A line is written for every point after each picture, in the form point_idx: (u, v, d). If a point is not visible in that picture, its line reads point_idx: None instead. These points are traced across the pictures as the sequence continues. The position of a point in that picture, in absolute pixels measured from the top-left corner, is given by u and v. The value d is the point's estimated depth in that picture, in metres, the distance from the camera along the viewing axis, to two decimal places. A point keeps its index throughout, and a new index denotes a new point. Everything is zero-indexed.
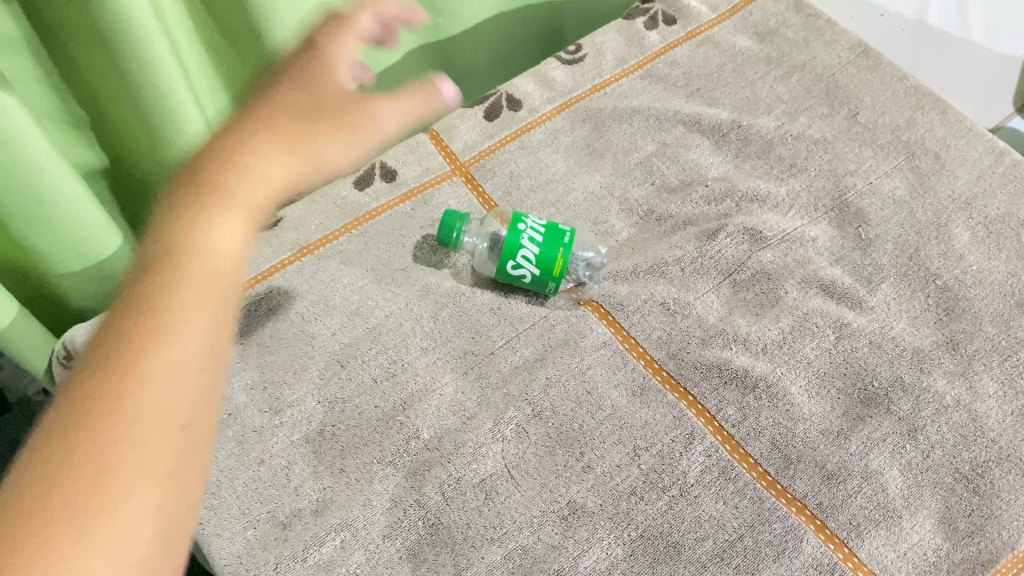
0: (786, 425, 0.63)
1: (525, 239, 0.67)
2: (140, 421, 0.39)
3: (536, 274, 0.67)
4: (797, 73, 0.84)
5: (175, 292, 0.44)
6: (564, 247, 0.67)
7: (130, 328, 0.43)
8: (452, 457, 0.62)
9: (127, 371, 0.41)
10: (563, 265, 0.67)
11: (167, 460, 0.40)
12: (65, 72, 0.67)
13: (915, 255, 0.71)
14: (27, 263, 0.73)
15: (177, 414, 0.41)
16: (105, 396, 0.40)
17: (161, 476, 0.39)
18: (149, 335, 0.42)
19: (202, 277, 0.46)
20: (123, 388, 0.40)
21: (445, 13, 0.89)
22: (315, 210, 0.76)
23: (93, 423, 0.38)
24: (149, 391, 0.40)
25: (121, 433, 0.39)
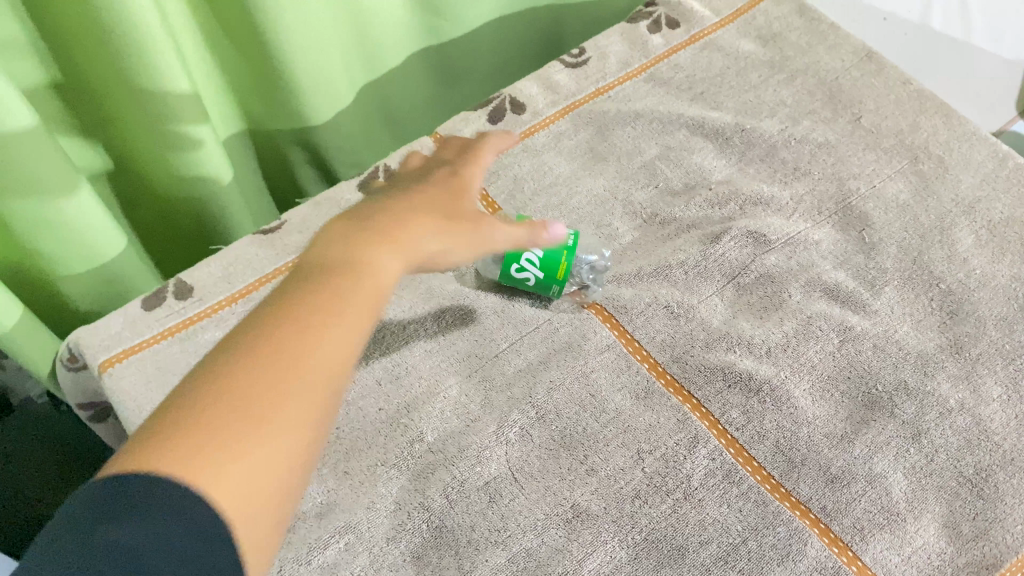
0: (790, 428, 0.63)
1: (528, 243, 0.67)
2: (296, 396, 0.37)
3: (540, 277, 0.68)
4: (800, 77, 0.84)
5: (343, 292, 0.41)
6: (568, 250, 0.67)
7: (307, 299, 0.40)
8: (456, 460, 0.62)
9: (293, 344, 0.38)
10: (567, 268, 0.67)
11: (304, 438, 0.37)
12: (67, 74, 0.67)
13: (918, 259, 0.71)
14: (30, 266, 0.73)
15: (326, 402, 0.38)
16: (278, 356, 0.38)
17: (294, 451, 0.37)
18: (321, 316, 0.40)
19: (362, 280, 0.42)
20: (289, 360, 0.38)
21: (448, 16, 0.89)
22: (319, 213, 0.76)
23: (256, 374, 0.37)
24: (312, 376, 0.38)
25: (275, 396, 0.36)
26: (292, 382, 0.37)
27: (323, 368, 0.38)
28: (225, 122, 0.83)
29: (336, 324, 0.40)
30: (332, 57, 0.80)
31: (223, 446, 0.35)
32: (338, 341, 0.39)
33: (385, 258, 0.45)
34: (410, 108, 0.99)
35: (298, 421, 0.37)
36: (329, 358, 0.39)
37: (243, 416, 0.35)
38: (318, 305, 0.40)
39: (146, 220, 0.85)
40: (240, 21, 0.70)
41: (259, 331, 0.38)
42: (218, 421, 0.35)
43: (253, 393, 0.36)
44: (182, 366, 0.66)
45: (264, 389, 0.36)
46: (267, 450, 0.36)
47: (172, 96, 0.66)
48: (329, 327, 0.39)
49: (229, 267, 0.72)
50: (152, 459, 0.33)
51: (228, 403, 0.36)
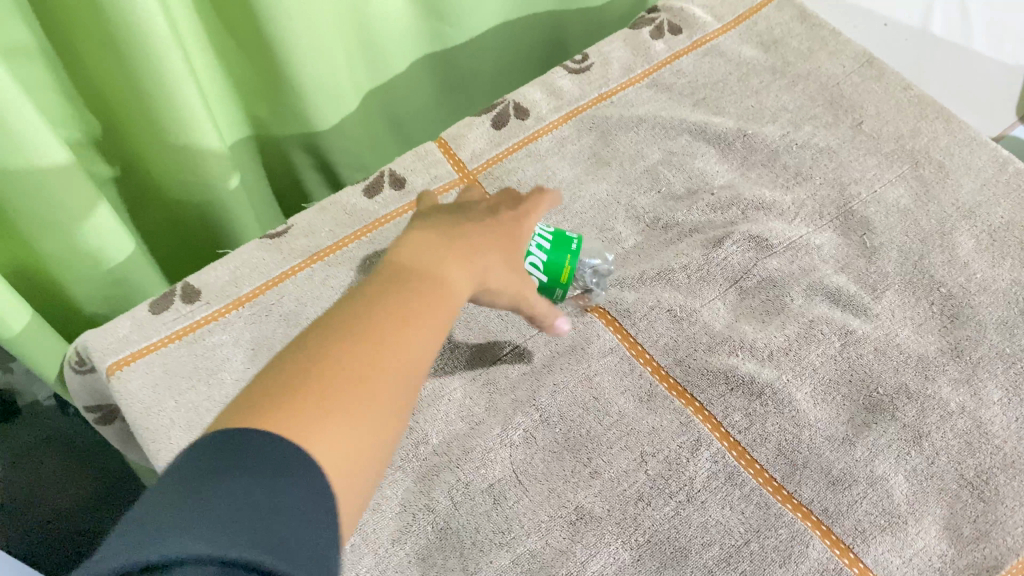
0: (791, 431, 0.63)
1: (532, 246, 0.66)
2: (381, 384, 0.40)
3: (543, 281, 0.67)
4: (802, 82, 0.85)
5: (431, 304, 0.45)
6: (572, 253, 0.67)
7: (393, 301, 0.44)
8: (461, 462, 0.62)
9: (380, 338, 0.41)
10: (571, 271, 0.67)
11: (384, 427, 0.40)
12: (77, 79, 0.67)
13: (919, 263, 0.72)
14: (39, 269, 0.73)
15: (404, 397, 0.41)
16: (365, 345, 0.41)
17: (375, 437, 0.39)
18: (401, 317, 0.43)
19: (438, 296, 0.46)
20: (375, 348, 0.41)
21: (453, 22, 0.89)
22: (325, 218, 0.77)
23: (352, 356, 0.40)
24: (393, 367, 0.41)
25: (365, 384, 0.39)
26: (379, 369, 0.40)
27: (401, 362, 0.41)
28: (232, 127, 0.84)
29: (418, 325, 0.43)
30: (337, 63, 0.80)
31: (319, 410, 0.37)
32: (419, 344, 0.43)
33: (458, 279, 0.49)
34: (415, 113, 1.00)
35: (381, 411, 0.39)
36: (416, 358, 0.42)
37: (344, 389, 0.39)
38: (401, 306, 0.43)
39: (153, 224, 0.86)
40: (249, 28, 0.71)
41: (350, 322, 0.42)
42: (321, 387, 0.38)
43: (343, 376, 0.39)
44: (190, 369, 0.67)
45: (354, 372, 0.39)
46: (356, 429, 0.38)
47: (181, 102, 0.67)
48: (418, 328, 0.43)
49: (236, 270, 0.72)
50: (267, 417, 0.36)
51: (326, 377, 0.39)
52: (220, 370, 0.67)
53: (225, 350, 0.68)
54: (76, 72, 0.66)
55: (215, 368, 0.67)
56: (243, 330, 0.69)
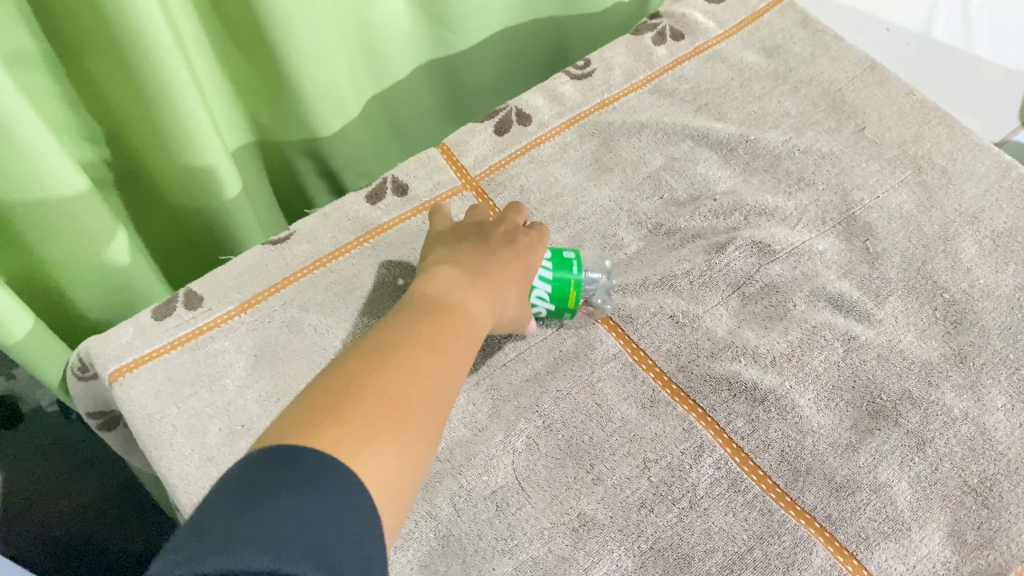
0: (794, 438, 0.63)
1: (535, 279, 0.65)
2: (419, 409, 0.44)
3: (552, 309, 0.67)
4: (804, 88, 0.85)
5: (459, 340, 0.50)
6: (576, 276, 0.66)
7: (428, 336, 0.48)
8: (463, 469, 0.62)
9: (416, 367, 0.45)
10: (577, 295, 0.66)
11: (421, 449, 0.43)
12: (79, 86, 0.67)
13: (922, 268, 0.72)
14: (41, 275, 0.73)
15: (437, 423, 0.45)
16: (402, 373, 0.45)
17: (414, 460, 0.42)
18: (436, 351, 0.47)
19: (464, 332, 0.51)
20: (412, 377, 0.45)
21: (456, 29, 0.89)
22: (327, 224, 0.77)
23: (394, 384, 0.44)
24: (429, 394, 0.45)
25: (405, 411, 0.43)
26: (417, 396, 0.44)
27: (434, 390, 0.45)
28: (235, 133, 0.84)
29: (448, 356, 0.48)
30: (340, 69, 0.80)
31: (370, 433, 0.41)
32: (449, 375, 0.47)
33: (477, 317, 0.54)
34: (417, 119, 1.00)
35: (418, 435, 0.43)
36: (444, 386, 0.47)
37: (385, 415, 0.42)
38: (432, 341, 0.48)
39: (156, 231, 0.86)
40: (251, 35, 0.71)
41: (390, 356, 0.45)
42: (367, 409, 0.42)
43: (387, 401, 0.43)
44: (192, 376, 0.67)
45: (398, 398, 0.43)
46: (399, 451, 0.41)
47: (184, 109, 0.67)
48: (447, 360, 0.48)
49: (238, 277, 0.73)
50: (321, 438, 0.39)
51: (371, 402, 0.42)
52: (222, 377, 0.67)
53: (227, 356, 0.68)
54: (79, 79, 0.66)
55: (218, 374, 0.67)
56: (245, 336, 0.69)
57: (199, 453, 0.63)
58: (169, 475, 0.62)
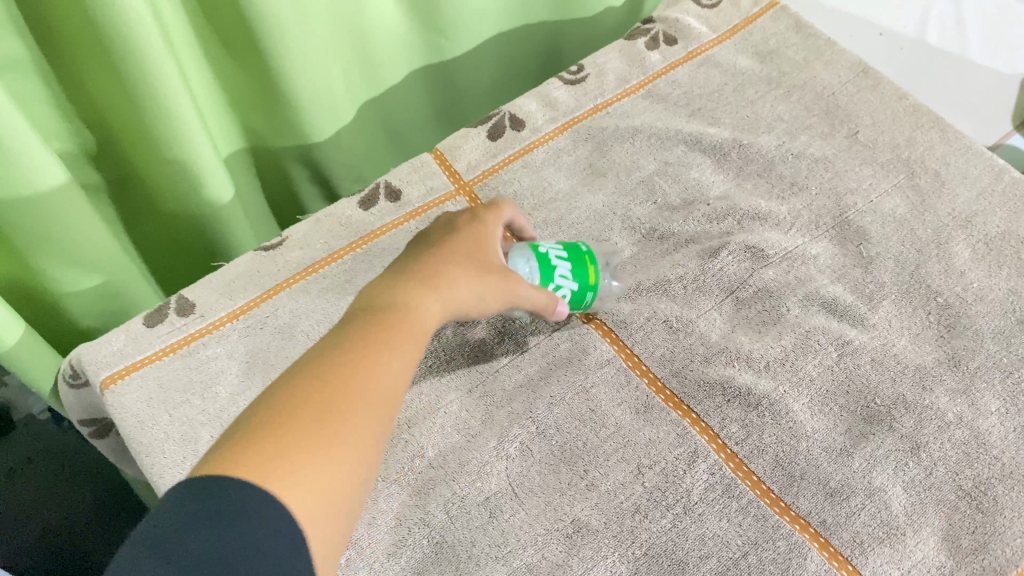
0: (789, 443, 0.63)
1: (554, 258, 0.66)
2: (351, 417, 0.43)
3: (575, 290, 0.66)
4: (797, 93, 0.85)
5: (402, 339, 0.49)
6: (589, 257, 0.68)
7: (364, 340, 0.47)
8: (456, 476, 0.62)
9: (347, 375, 0.44)
10: (595, 273, 0.68)
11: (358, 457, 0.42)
12: (71, 94, 0.67)
13: (916, 272, 0.72)
14: (32, 284, 0.73)
15: (378, 429, 0.44)
16: (332, 383, 0.44)
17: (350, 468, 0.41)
18: (373, 354, 0.46)
19: (407, 330, 0.50)
20: (343, 385, 0.44)
21: (450, 35, 0.89)
22: (320, 230, 0.76)
23: (324, 395, 0.43)
24: (365, 401, 0.44)
25: (335, 421, 0.42)
26: (349, 403, 0.43)
27: (371, 395, 0.44)
28: (228, 139, 0.84)
29: (385, 358, 0.47)
30: (333, 75, 0.80)
31: (299, 452, 0.39)
32: (388, 379, 0.46)
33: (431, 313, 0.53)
34: (410, 124, 1.00)
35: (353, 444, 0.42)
36: (384, 390, 0.45)
37: (314, 430, 0.41)
38: (367, 345, 0.47)
39: (148, 237, 0.86)
40: (244, 40, 0.71)
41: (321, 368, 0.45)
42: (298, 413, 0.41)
43: (314, 414, 0.41)
44: (184, 383, 0.67)
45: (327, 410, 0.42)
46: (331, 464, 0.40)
47: (176, 116, 0.67)
48: (385, 362, 0.47)
49: (230, 283, 0.72)
50: (244, 465, 0.38)
51: (299, 417, 0.41)
52: (215, 384, 0.67)
53: (219, 363, 0.68)
54: (71, 87, 0.66)
55: (210, 381, 0.67)
56: (238, 343, 0.69)
57: (191, 460, 0.63)
58: (160, 483, 0.62)
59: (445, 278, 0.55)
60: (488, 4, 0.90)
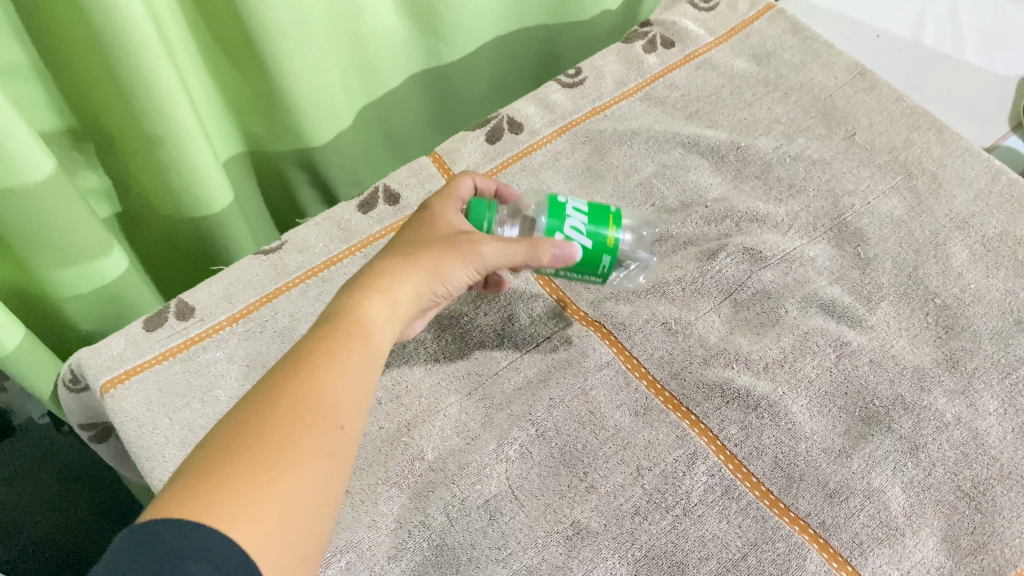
0: (788, 444, 0.63)
1: (570, 210, 0.60)
2: (297, 434, 0.43)
3: (587, 247, 0.59)
4: (795, 95, 0.85)
5: (347, 346, 0.50)
6: (615, 218, 0.60)
7: (307, 358, 0.48)
8: (456, 478, 0.62)
9: (292, 394, 0.45)
10: (618, 235, 0.60)
11: (312, 474, 0.43)
12: (70, 98, 0.67)
13: (913, 273, 0.72)
14: (31, 288, 0.73)
15: (329, 442, 0.45)
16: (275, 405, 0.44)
17: (304, 485, 0.42)
18: (316, 370, 0.47)
19: (353, 337, 0.50)
20: (288, 405, 0.44)
21: (447, 39, 0.89)
22: (319, 233, 0.77)
23: (272, 420, 0.43)
24: (311, 417, 0.45)
25: (282, 442, 0.42)
26: (296, 422, 0.44)
27: (317, 410, 0.45)
28: (226, 143, 0.84)
29: (330, 372, 0.47)
30: (330, 80, 0.81)
31: (248, 480, 0.40)
32: (336, 391, 0.47)
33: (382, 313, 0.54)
34: (408, 128, 1.00)
35: (304, 462, 0.42)
36: (333, 402, 0.46)
37: (265, 457, 0.41)
38: (314, 367, 0.47)
39: (147, 241, 0.86)
40: (241, 46, 0.71)
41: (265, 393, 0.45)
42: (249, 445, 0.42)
43: (262, 440, 0.42)
44: (184, 387, 0.67)
45: (274, 433, 0.43)
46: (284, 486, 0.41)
47: (173, 121, 0.67)
48: (331, 376, 0.47)
49: (229, 287, 0.72)
50: (195, 501, 0.38)
51: (251, 448, 0.42)
52: (214, 388, 0.67)
53: (219, 366, 0.68)
54: (69, 91, 0.66)
55: (209, 385, 0.67)
56: (237, 346, 0.69)
57: None
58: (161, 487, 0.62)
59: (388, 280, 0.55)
60: (486, 8, 0.90)
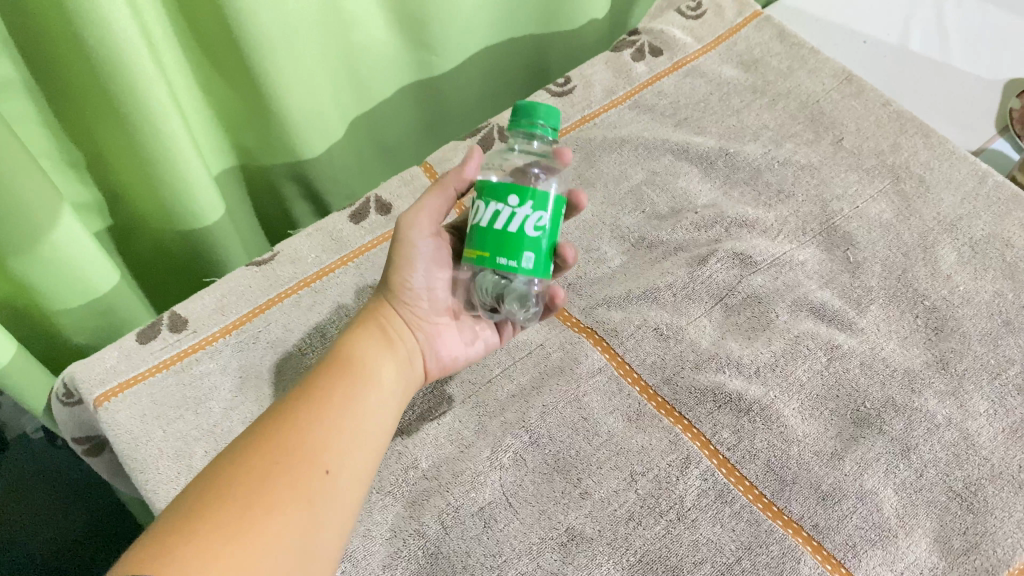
0: (780, 447, 0.63)
1: (521, 210, 0.52)
2: (276, 480, 0.47)
3: (479, 225, 0.53)
4: (782, 101, 0.86)
5: (327, 389, 0.54)
6: (507, 265, 0.52)
7: (289, 406, 0.52)
8: (451, 486, 0.62)
9: (276, 441, 0.49)
10: (484, 261, 0.53)
11: (289, 518, 0.45)
12: (60, 113, 0.67)
13: (902, 276, 0.73)
14: (24, 302, 0.73)
15: (309, 486, 0.48)
16: (260, 452, 0.48)
17: (280, 527, 0.45)
18: (297, 418, 0.51)
19: (333, 387, 0.54)
20: (270, 452, 0.48)
21: (438, 51, 0.90)
22: (311, 244, 0.77)
23: (252, 470, 0.47)
24: (291, 462, 0.48)
25: (260, 487, 0.46)
26: (275, 469, 0.47)
27: (298, 456, 0.49)
28: (219, 157, 0.85)
29: (310, 417, 0.51)
30: (322, 92, 0.81)
31: (227, 523, 0.43)
32: (315, 439, 0.50)
33: (366, 349, 0.59)
34: (400, 140, 1.01)
35: (280, 507, 0.45)
36: (314, 447, 0.50)
37: (245, 502, 0.45)
38: (293, 419, 0.51)
39: (140, 253, 0.86)
40: (233, 58, 0.72)
41: (249, 440, 0.49)
42: (232, 492, 0.45)
43: (240, 485, 0.45)
44: (177, 399, 0.67)
45: (254, 479, 0.46)
46: (260, 527, 0.44)
47: (164, 134, 0.68)
48: (311, 419, 0.51)
49: (222, 298, 0.73)
50: (178, 544, 0.41)
51: (233, 494, 0.45)
52: (208, 399, 0.67)
53: (213, 378, 0.68)
54: (61, 107, 0.67)
55: (203, 397, 0.67)
56: (231, 358, 0.69)
57: (185, 475, 0.63)
58: (155, 499, 0.62)
59: (366, 333, 0.60)
60: (476, 21, 0.91)
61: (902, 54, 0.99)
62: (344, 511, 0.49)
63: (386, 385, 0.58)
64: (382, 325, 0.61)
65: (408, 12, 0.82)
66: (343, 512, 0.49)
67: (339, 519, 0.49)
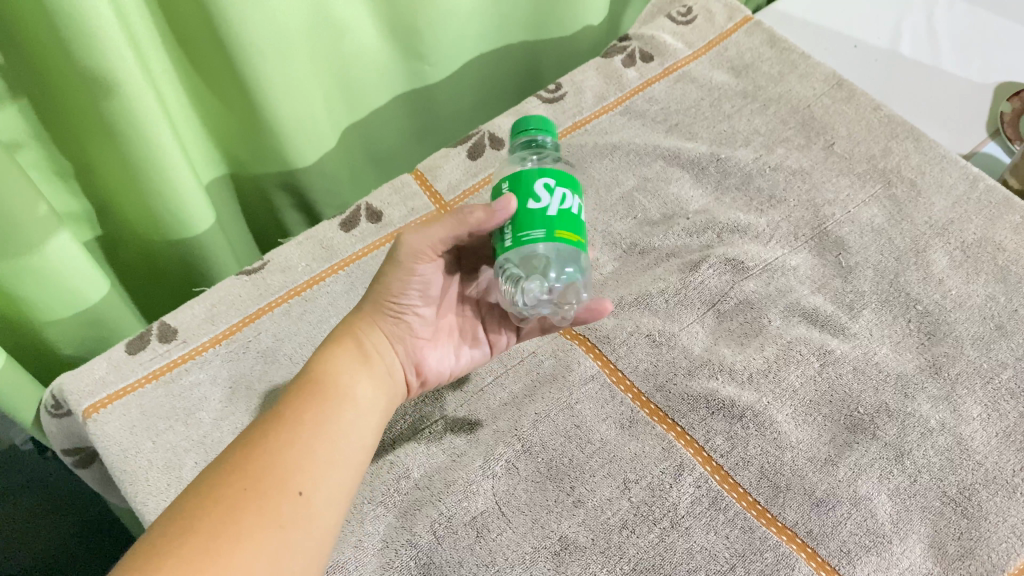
0: (774, 453, 0.63)
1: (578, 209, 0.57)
2: (246, 508, 0.47)
3: (574, 211, 0.54)
4: (773, 106, 0.86)
5: (298, 411, 0.54)
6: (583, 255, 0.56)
7: (261, 433, 0.52)
8: (443, 496, 0.62)
9: (247, 469, 0.49)
10: (582, 245, 0.55)
11: (258, 545, 0.46)
12: (49, 123, 0.67)
13: (894, 281, 0.73)
14: (13, 315, 0.73)
15: (280, 511, 0.48)
16: (230, 479, 0.48)
17: (249, 554, 0.45)
18: (270, 443, 0.51)
19: (305, 408, 0.54)
20: (240, 479, 0.48)
21: (431, 60, 0.90)
22: (301, 252, 0.76)
23: (220, 500, 0.47)
24: (261, 489, 0.48)
25: (228, 516, 0.46)
26: (245, 496, 0.47)
27: (270, 483, 0.49)
28: (209, 165, 0.84)
29: (281, 443, 0.51)
30: (313, 99, 0.80)
31: (196, 555, 0.43)
32: (286, 464, 0.50)
33: (345, 365, 0.58)
34: (392, 147, 1.00)
35: (249, 536, 0.46)
36: (286, 472, 0.50)
37: (211, 532, 0.45)
38: (262, 445, 0.51)
39: (129, 262, 0.86)
40: (224, 67, 0.71)
41: (220, 469, 0.49)
42: (198, 523, 0.45)
43: (208, 516, 0.46)
44: (167, 410, 0.66)
45: (222, 507, 0.46)
46: (229, 558, 0.44)
47: (153, 143, 0.67)
48: (281, 444, 0.51)
49: (212, 307, 0.72)
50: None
51: (200, 526, 0.45)
52: (198, 410, 0.67)
53: (203, 388, 0.68)
54: (51, 117, 0.66)
55: (193, 408, 0.67)
56: (220, 367, 0.69)
57: (175, 486, 0.62)
58: (144, 511, 0.61)
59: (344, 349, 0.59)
60: (469, 28, 0.91)
61: (892, 59, 0.99)
62: (322, 534, 0.49)
63: (366, 402, 0.57)
64: (360, 340, 0.60)
65: (400, 20, 0.82)
66: (321, 535, 0.49)
67: (317, 544, 0.49)
